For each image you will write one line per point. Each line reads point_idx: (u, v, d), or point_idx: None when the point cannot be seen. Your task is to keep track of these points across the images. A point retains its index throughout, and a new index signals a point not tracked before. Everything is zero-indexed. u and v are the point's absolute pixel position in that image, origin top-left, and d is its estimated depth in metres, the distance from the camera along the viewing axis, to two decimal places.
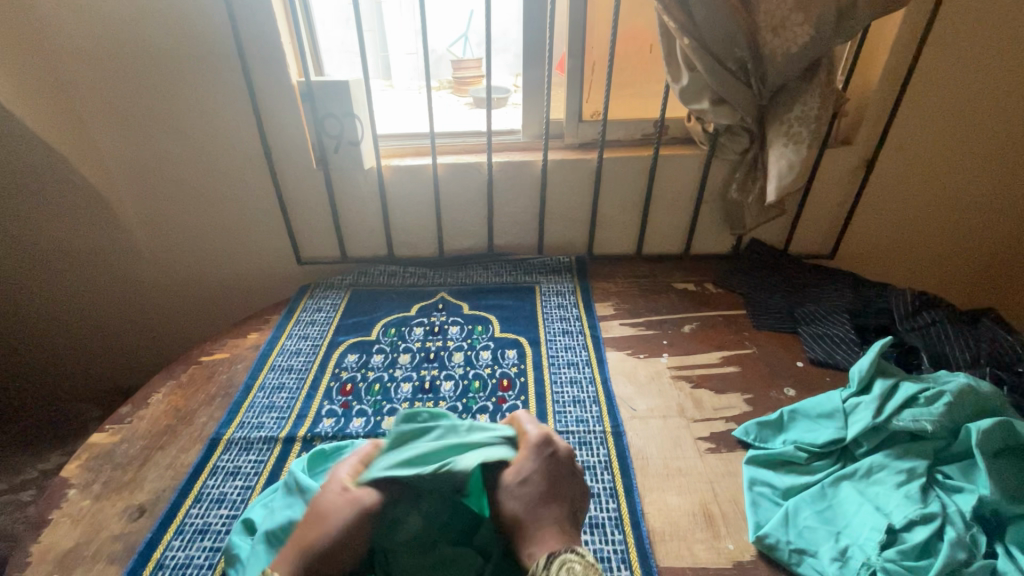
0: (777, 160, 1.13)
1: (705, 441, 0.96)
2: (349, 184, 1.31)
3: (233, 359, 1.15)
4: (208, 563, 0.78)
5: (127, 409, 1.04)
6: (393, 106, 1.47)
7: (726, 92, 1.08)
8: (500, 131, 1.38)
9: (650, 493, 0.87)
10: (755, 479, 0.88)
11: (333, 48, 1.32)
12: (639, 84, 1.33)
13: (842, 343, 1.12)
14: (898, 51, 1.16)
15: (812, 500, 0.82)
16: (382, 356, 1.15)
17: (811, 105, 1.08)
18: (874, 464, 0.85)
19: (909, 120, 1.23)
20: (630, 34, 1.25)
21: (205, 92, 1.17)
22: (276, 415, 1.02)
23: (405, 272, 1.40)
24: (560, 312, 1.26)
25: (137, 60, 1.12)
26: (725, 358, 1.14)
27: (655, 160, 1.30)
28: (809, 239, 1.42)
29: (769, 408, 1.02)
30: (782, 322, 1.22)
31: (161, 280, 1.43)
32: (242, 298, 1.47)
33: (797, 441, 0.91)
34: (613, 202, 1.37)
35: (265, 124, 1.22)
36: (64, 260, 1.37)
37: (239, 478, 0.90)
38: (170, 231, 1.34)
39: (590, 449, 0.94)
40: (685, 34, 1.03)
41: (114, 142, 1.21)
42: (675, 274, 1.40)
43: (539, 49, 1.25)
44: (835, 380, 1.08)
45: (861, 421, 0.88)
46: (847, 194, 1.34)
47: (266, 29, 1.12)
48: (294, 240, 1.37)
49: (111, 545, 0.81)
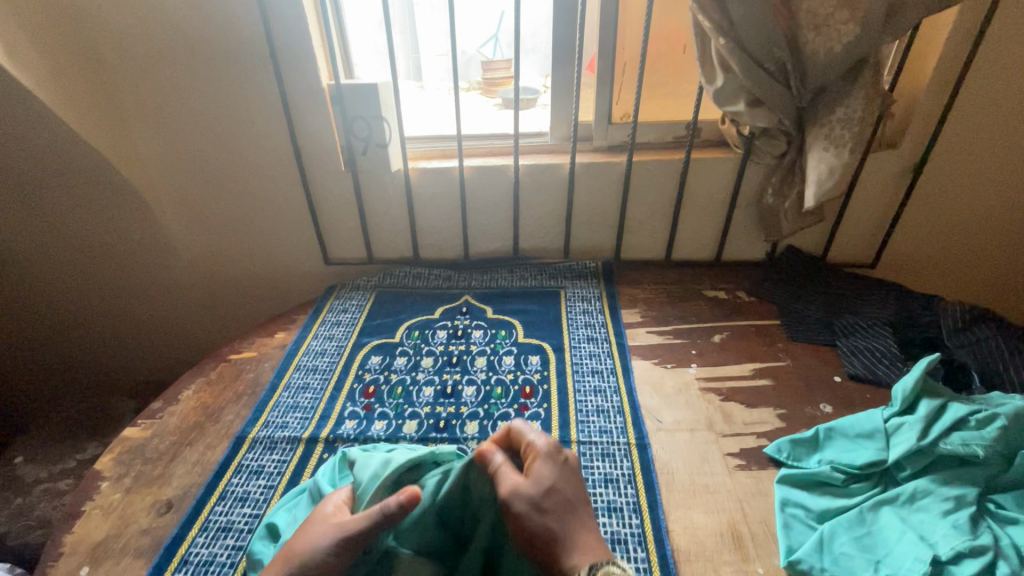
0: (817, 164, 1.08)
1: (734, 457, 0.92)
2: (376, 185, 1.32)
3: (260, 358, 1.17)
4: (231, 561, 0.79)
5: (158, 405, 1.06)
6: (422, 107, 1.47)
7: (763, 93, 1.04)
8: (528, 133, 1.36)
9: (676, 510, 0.84)
10: (787, 499, 0.84)
11: (364, 51, 1.33)
12: (671, 85, 1.29)
13: (885, 357, 1.07)
14: (952, 49, 1.09)
15: (850, 525, 0.78)
16: (405, 358, 1.15)
17: (854, 107, 1.03)
18: (917, 489, 0.80)
19: (963, 122, 1.16)
20: (662, 33, 1.22)
21: (238, 95, 1.19)
22: (300, 415, 1.03)
23: (429, 274, 1.40)
24: (585, 318, 1.24)
25: (174, 65, 1.15)
26: (757, 370, 1.10)
27: (687, 163, 1.26)
28: (850, 247, 1.36)
29: (803, 424, 0.98)
30: (818, 334, 1.16)
31: (194, 278, 1.46)
32: (272, 296, 1.50)
33: (833, 461, 0.86)
34: (643, 206, 1.34)
35: (295, 126, 1.23)
36: (104, 257, 1.42)
37: (263, 477, 0.91)
38: (204, 231, 1.37)
39: (614, 462, 0.91)
40: (721, 34, 0.99)
41: (152, 143, 1.25)
42: (705, 281, 1.36)
43: (568, 49, 1.23)
44: (876, 397, 1.02)
45: (904, 444, 0.83)
46: (891, 199, 1.27)
47: (298, 31, 1.13)
48: (322, 241, 1.39)
49: (139, 538, 0.82)
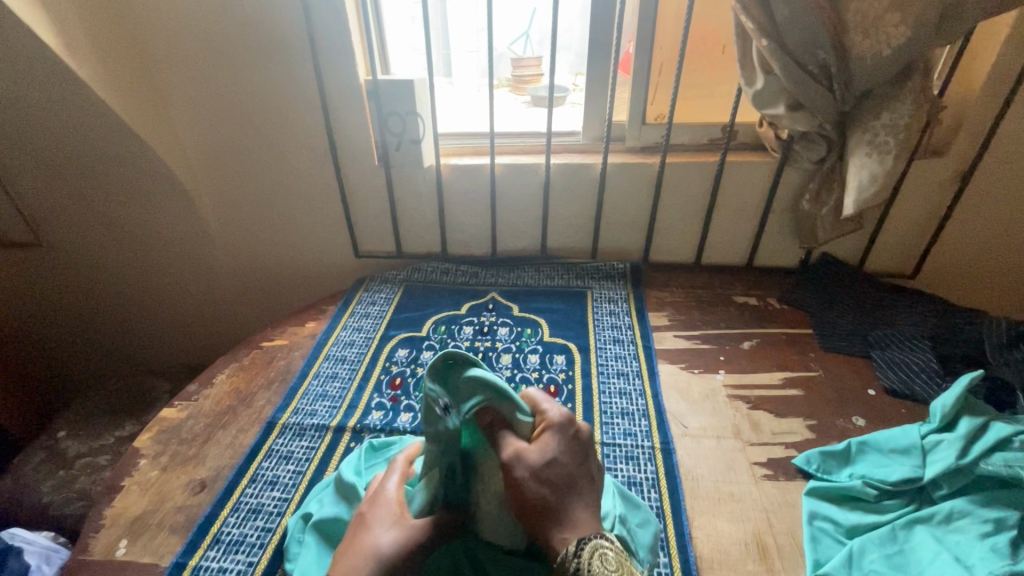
0: (858, 171, 1.05)
1: (761, 466, 0.91)
2: (408, 180, 1.33)
3: (291, 347, 1.20)
4: (261, 542, 0.82)
5: (194, 387, 1.10)
6: (454, 104, 1.48)
7: (805, 97, 1.02)
8: (560, 133, 1.36)
9: (700, 516, 0.83)
10: (815, 512, 0.82)
11: (400, 47, 1.35)
12: (709, 86, 1.27)
13: (922, 372, 1.03)
14: (1008, 55, 1.04)
15: (881, 542, 0.76)
16: (432, 352, 1.16)
17: (901, 113, 1.00)
18: (955, 509, 0.77)
19: (1017, 131, 1.11)
20: (701, 33, 1.20)
21: (279, 89, 1.22)
22: (329, 404, 1.05)
23: (457, 270, 1.41)
24: (611, 319, 1.23)
25: (219, 60, 1.19)
26: (787, 379, 1.08)
27: (721, 166, 1.24)
28: (888, 257, 1.32)
29: (834, 437, 0.95)
30: (853, 345, 1.13)
31: (229, 266, 1.51)
32: (302, 286, 1.53)
33: (865, 476, 0.84)
34: (674, 209, 1.33)
35: (332, 122, 1.26)
36: (145, 243, 1.47)
37: (292, 463, 0.94)
38: (241, 220, 1.41)
39: (638, 465, 0.91)
40: (764, 35, 0.97)
41: (196, 135, 1.29)
42: (735, 287, 1.34)
43: (604, 48, 1.22)
44: (911, 413, 0.99)
45: (941, 462, 0.80)
46: (935, 209, 1.23)
47: (339, 29, 1.15)
48: (353, 233, 1.41)
49: (174, 516, 0.86)
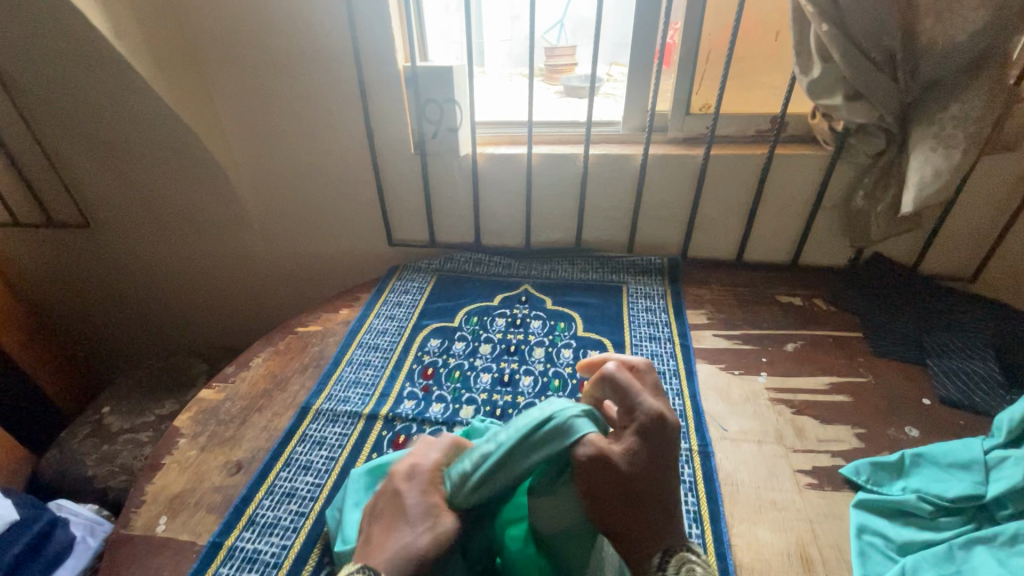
0: (920, 166, 0.98)
1: (806, 474, 0.87)
2: (444, 170, 1.32)
3: (325, 333, 1.21)
4: (294, 526, 0.83)
5: (231, 369, 1.12)
6: (492, 92, 1.46)
7: (866, 86, 0.96)
8: (599, 123, 1.32)
9: (739, 524, 0.80)
10: (864, 526, 0.78)
11: (438, 35, 1.33)
12: (758, 75, 1.21)
13: (983, 382, 0.97)
14: None
15: (937, 561, 0.72)
16: (464, 343, 1.15)
17: (973, 104, 0.93)
18: (1021, 531, 0.72)
19: None
20: (753, 19, 1.15)
21: (318, 75, 1.22)
22: (361, 391, 1.05)
23: (490, 261, 1.39)
24: (648, 315, 1.20)
25: (262, 49, 1.20)
26: (834, 384, 1.03)
27: (769, 159, 1.19)
28: (946, 259, 1.24)
29: (885, 447, 0.90)
30: (906, 351, 1.07)
31: (266, 251, 1.53)
32: (336, 273, 1.55)
33: (920, 490, 0.79)
34: (716, 203, 1.28)
35: (370, 110, 1.25)
36: (186, 226, 1.50)
37: (325, 448, 0.94)
38: (278, 206, 1.43)
39: (675, 466, 0.88)
40: (825, 20, 0.92)
41: (238, 122, 1.30)
42: (779, 286, 1.29)
43: (649, 35, 1.17)
44: (970, 425, 0.93)
45: (1007, 480, 0.75)
46: (1002, 208, 1.15)
47: (379, 15, 1.14)
48: (386, 222, 1.41)
49: (211, 495, 0.87)
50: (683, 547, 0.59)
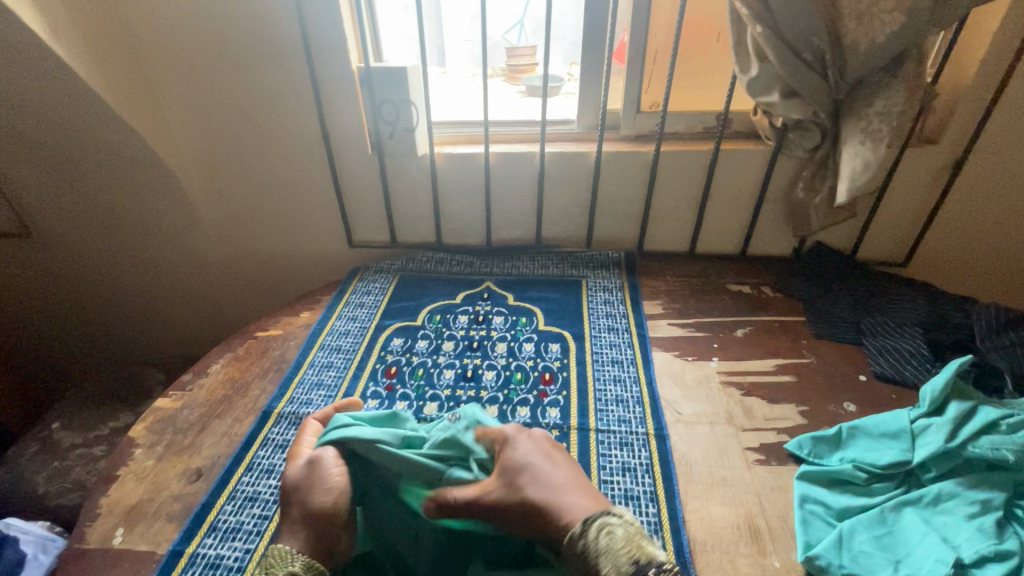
0: (851, 158, 1.05)
1: (754, 451, 0.92)
2: (402, 170, 1.33)
3: (286, 336, 1.20)
4: (257, 529, 0.82)
5: (188, 377, 1.10)
6: (448, 92, 1.47)
7: (799, 84, 1.01)
8: (554, 121, 1.36)
9: (693, 501, 0.84)
10: (806, 496, 0.83)
11: (392, 35, 1.33)
12: (703, 75, 1.27)
13: (912, 358, 1.05)
14: (1000, 41, 1.05)
15: (870, 524, 0.77)
16: (427, 342, 1.16)
17: (895, 100, 1.00)
18: (943, 491, 0.79)
19: (1009, 119, 1.12)
20: (696, 21, 1.20)
21: (271, 77, 1.21)
22: (324, 393, 1.05)
23: (452, 259, 1.41)
24: (606, 307, 1.24)
25: (213, 51, 1.18)
26: (780, 366, 1.09)
27: (715, 155, 1.24)
28: (880, 245, 1.33)
29: (826, 422, 0.97)
30: (844, 332, 1.15)
31: (223, 255, 1.50)
32: (296, 276, 1.53)
33: (856, 460, 0.85)
34: (669, 197, 1.33)
35: (325, 113, 1.25)
36: (137, 233, 1.46)
37: (288, 451, 0.94)
38: (233, 209, 1.40)
39: (632, 450, 0.92)
40: (759, 22, 0.97)
41: (190, 126, 1.28)
42: (729, 275, 1.35)
43: (599, 37, 1.21)
44: (902, 398, 1.01)
45: (930, 446, 0.82)
46: (927, 196, 1.23)
47: (330, 16, 1.14)
48: (346, 223, 1.41)
49: (170, 504, 0.86)
50: (604, 513, 0.64)
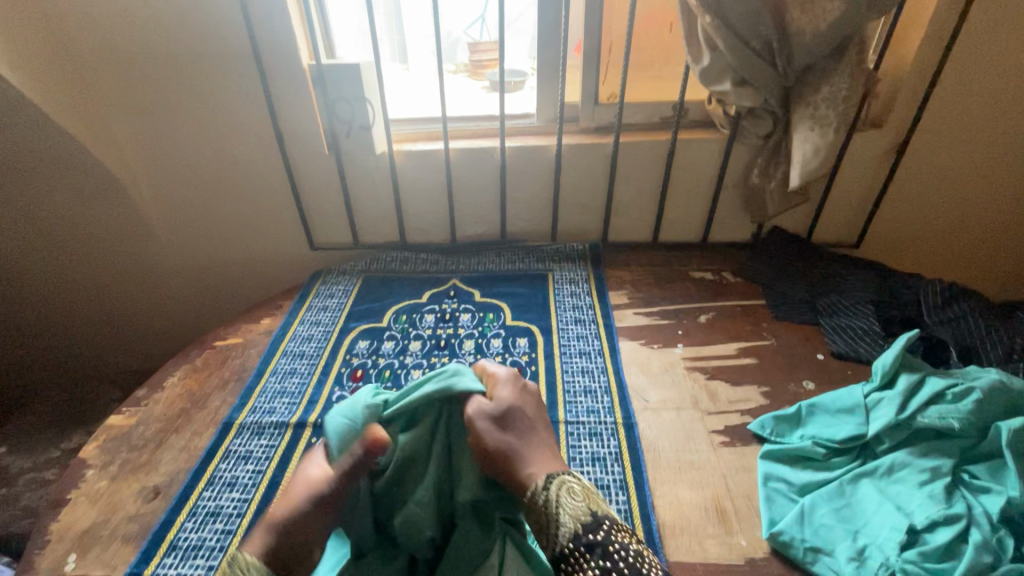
0: (802, 144, 1.08)
1: (719, 434, 0.94)
2: (361, 169, 1.30)
3: (246, 345, 1.16)
4: (221, 545, 0.80)
5: (143, 393, 1.05)
6: (406, 90, 1.44)
7: (749, 72, 1.03)
8: (514, 115, 1.34)
9: (661, 486, 0.86)
10: (770, 474, 0.85)
11: (346, 32, 1.30)
12: (659, 65, 1.28)
13: (866, 335, 1.08)
14: (936, 26, 1.09)
15: (829, 497, 0.80)
16: (393, 342, 1.15)
17: (840, 86, 1.03)
18: (895, 462, 0.82)
19: (947, 101, 1.17)
20: (649, 14, 1.21)
21: (212, 76, 1.16)
22: (288, 400, 1.02)
23: (417, 258, 1.39)
24: (572, 299, 1.24)
25: (153, 53, 1.13)
26: (742, 349, 1.11)
27: (673, 144, 1.26)
28: (834, 227, 1.37)
29: (786, 402, 0.99)
30: (802, 314, 1.18)
31: (176, 263, 1.44)
32: (256, 282, 1.48)
33: (815, 436, 0.88)
34: (630, 187, 1.34)
35: (277, 113, 1.21)
36: (82, 243, 1.39)
37: (251, 462, 0.91)
38: (185, 216, 1.35)
39: (601, 440, 0.92)
40: (707, 11, 0.99)
41: (131, 131, 1.22)
42: (691, 262, 1.37)
43: (553, 30, 1.21)
44: (856, 374, 1.05)
45: (883, 418, 0.85)
46: (875, 178, 1.28)
47: (277, 13, 1.11)
48: (306, 226, 1.37)
49: (127, 525, 0.82)
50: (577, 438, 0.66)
